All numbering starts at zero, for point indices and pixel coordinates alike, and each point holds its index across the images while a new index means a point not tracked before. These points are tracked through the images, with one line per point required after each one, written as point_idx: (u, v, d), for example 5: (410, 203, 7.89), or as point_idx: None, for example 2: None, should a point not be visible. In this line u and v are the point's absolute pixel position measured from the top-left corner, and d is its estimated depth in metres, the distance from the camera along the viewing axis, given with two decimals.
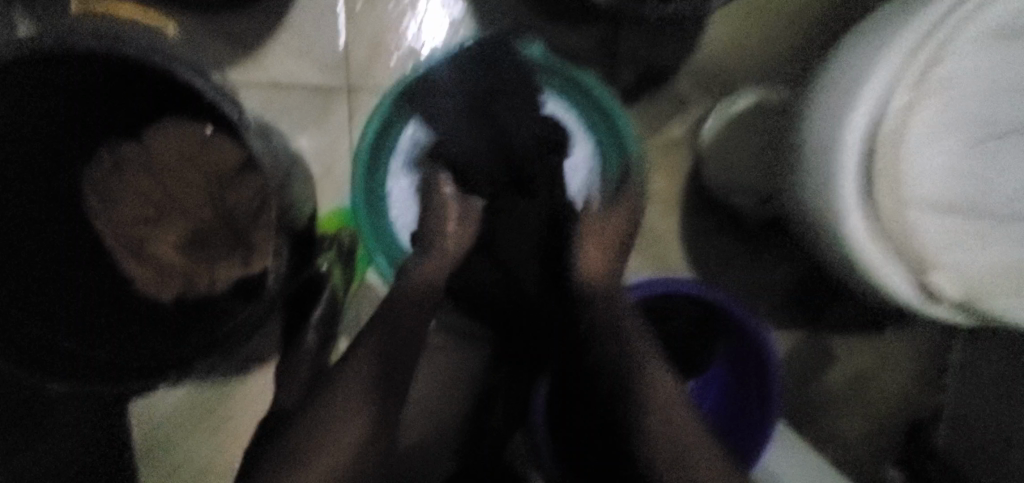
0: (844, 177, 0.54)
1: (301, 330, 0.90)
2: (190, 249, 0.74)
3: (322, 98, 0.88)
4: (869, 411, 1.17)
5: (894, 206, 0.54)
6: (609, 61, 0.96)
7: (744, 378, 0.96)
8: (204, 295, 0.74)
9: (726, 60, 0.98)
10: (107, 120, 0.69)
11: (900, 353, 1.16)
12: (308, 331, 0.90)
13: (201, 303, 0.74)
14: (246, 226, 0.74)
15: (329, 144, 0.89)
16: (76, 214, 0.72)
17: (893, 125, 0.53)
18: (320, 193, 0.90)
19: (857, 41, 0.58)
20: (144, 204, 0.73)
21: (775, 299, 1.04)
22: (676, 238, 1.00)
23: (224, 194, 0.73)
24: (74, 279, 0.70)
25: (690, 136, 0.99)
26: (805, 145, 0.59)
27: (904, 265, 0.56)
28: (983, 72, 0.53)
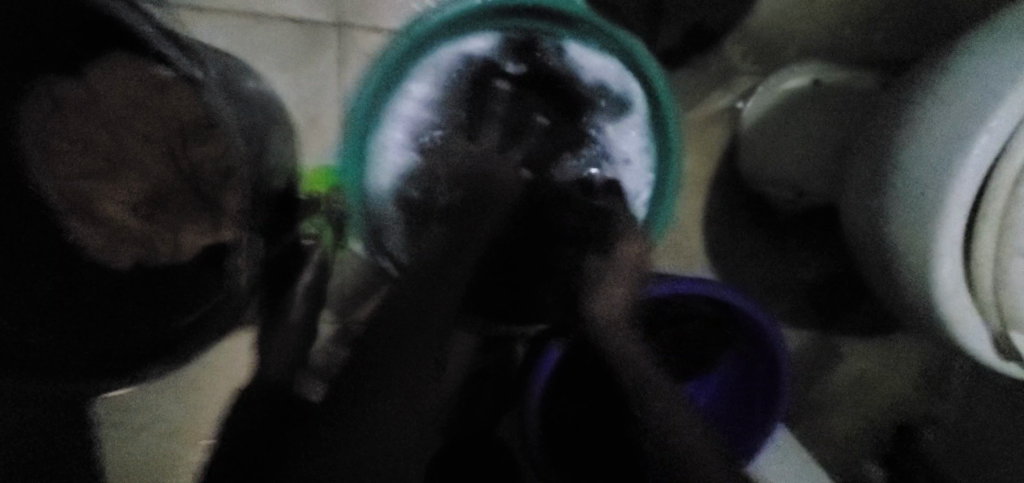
0: (942, 246, 0.58)
1: (281, 300, 0.82)
2: (152, 210, 0.64)
3: (307, 36, 0.76)
4: (865, 414, 1.13)
5: (992, 271, 0.58)
6: (649, 20, 0.83)
7: (750, 383, 0.90)
8: (166, 266, 0.64)
9: (780, 31, 0.86)
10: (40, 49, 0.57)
11: (908, 357, 1.11)
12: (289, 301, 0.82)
13: (164, 275, 0.64)
14: (215, 187, 0.63)
15: (314, 91, 0.77)
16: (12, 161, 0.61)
17: (1000, 196, 0.56)
18: (304, 147, 0.79)
19: (952, 101, 0.60)
20: (95, 157, 0.61)
21: (793, 300, 0.97)
22: (698, 227, 0.91)
23: (188, 150, 0.62)
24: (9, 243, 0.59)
25: (731, 112, 0.88)
26: (898, 203, 0.63)
27: (987, 321, 0.61)
28: None
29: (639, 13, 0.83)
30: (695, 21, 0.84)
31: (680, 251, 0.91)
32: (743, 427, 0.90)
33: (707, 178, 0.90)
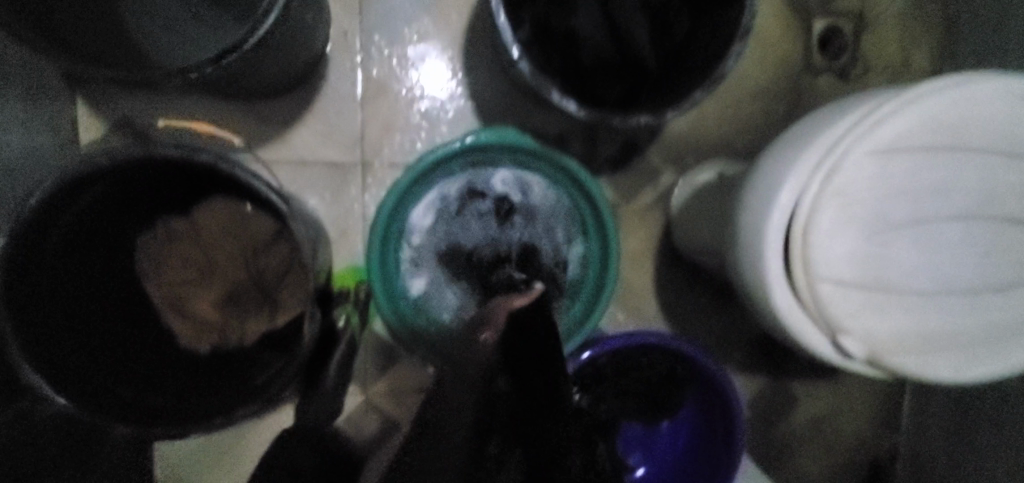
0: (773, 280, 0.66)
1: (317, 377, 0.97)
2: (227, 305, 0.86)
3: (339, 175, 0.99)
4: (833, 453, 1.22)
5: (807, 283, 0.65)
6: (592, 140, 1.07)
7: (711, 422, 1.07)
8: (236, 347, 0.85)
9: (697, 137, 1.12)
10: (165, 197, 0.81)
11: (861, 395, 1.23)
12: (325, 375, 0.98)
13: (234, 354, 0.85)
14: (274, 286, 0.86)
15: (343, 212, 1.00)
16: (134, 278, 0.83)
17: (802, 220, 0.64)
18: (336, 252, 1.01)
19: (780, 149, 0.69)
20: (193, 265, 0.84)
21: (738, 350, 1.16)
22: (648, 292, 1.12)
23: (257, 260, 0.85)
24: (133, 338, 0.79)
25: (661, 203, 1.12)
26: (739, 238, 0.70)
27: (820, 328, 0.67)
28: (877, 182, 0.65)
29: (582, 137, 1.06)
30: (627, 138, 1.09)
31: (636, 311, 1.12)
32: (708, 461, 1.06)
33: (651, 252, 1.12)
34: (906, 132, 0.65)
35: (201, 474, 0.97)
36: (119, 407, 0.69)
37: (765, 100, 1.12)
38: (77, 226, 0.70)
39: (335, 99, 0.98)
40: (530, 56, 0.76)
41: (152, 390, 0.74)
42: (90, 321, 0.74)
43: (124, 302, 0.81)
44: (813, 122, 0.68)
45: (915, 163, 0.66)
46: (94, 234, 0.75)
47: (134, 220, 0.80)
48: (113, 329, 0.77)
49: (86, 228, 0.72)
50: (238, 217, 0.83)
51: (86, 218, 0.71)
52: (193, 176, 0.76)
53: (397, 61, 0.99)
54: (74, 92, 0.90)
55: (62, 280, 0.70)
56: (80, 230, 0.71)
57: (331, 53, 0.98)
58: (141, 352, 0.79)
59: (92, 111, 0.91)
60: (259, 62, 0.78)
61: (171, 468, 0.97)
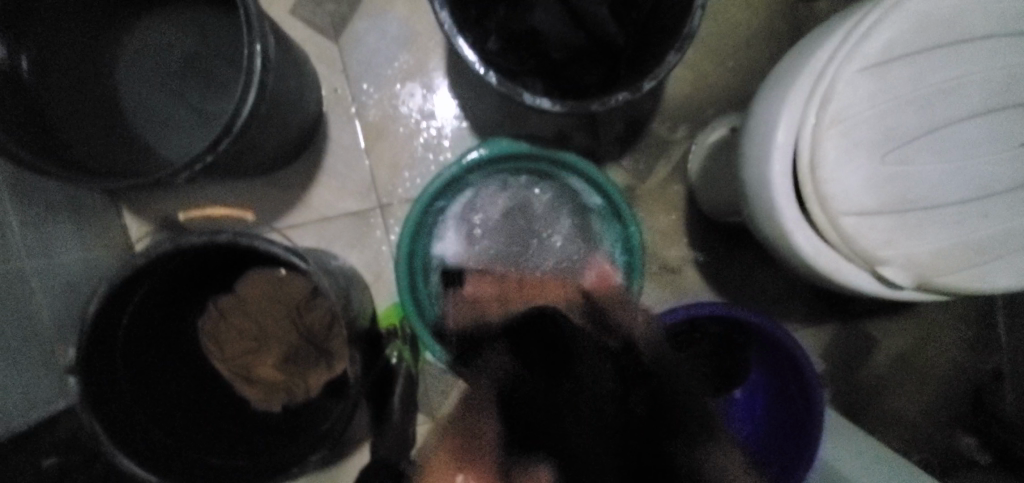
0: (792, 225, 0.63)
1: (384, 415, 1.01)
2: (284, 364, 0.92)
3: (360, 222, 1.04)
4: (928, 388, 1.14)
5: (829, 221, 0.62)
6: (592, 127, 1.06)
7: (782, 378, 1.02)
8: (302, 402, 0.91)
9: (699, 98, 1.09)
10: (209, 279, 0.88)
11: (943, 321, 1.14)
12: (391, 411, 1.02)
13: (301, 408, 0.91)
14: (323, 338, 0.91)
15: (372, 255, 1.04)
16: (199, 357, 0.91)
17: (807, 158, 0.62)
18: (375, 294, 1.04)
19: (768, 91, 0.66)
20: (247, 333, 0.91)
21: (797, 302, 1.11)
22: (686, 263, 1.09)
23: (302, 317, 0.91)
24: (209, 411, 0.87)
25: (679, 172, 1.09)
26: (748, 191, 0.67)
27: (856, 263, 0.64)
28: (876, 100, 0.62)
29: (581, 128, 1.06)
30: (627, 117, 1.08)
31: (678, 286, 1.09)
32: (789, 418, 1.01)
33: (679, 225, 1.09)
34: (895, 42, 0.62)
35: None
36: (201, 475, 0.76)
37: (761, 43, 1.08)
38: (138, 322, 0.79)
39: (339, 152, 1.04)
40: (500, 66, 0.78)
41: (233, 454, 0.80)
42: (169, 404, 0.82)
43: (196, 380, 0.89)
44: (799, 51, 0.66)
45: (913, 70, 0.62)
46: (156, 326, 0.83)
47: (188, 305, 0.89)
48: (191, 407, 0.85)
49: (147, 322, 0.81)
50: (276, 282, 0.90)
51: (144, 314, 0.80)
52: (226, 255, 0.83)
53: (388, 102, 1.04)
54: (117, 204, 1.00)
55: (138, 373, 0.79)
56: (143, 325, 0.80)
57: (326, 111, 1.03)
58: (219, 422, 0.86)
59: (137, 217, 1.01)
60: (259, 138, 0.84)
61: None
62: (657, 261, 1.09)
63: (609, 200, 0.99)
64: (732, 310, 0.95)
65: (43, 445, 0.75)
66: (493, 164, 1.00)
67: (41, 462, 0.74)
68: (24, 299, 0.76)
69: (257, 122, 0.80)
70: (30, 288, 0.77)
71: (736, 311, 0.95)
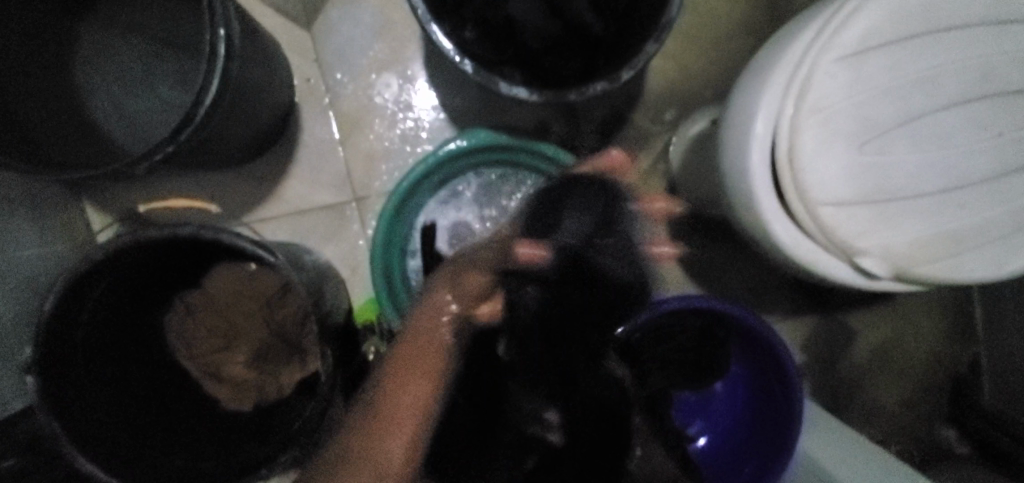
0: (770, 216, 0.62)
1: None
2: (257, 362, 0.89)
3: (336, 215, 1.01)
4: (906, 378, 1.15)
5: (806, 211, 0.61)
6: (573, 118, 1.05)
7: (762, 372, 1.02)
8: (275, 400, 0.88)
9: (679, 89, 1.08)
10: (177, 274, 0.86)
11: (920, 312, 1.15)
12: None
13: (274, 406, 0.88)
14: (296, 334, 0.89)
15: (348, 249, 1.01)
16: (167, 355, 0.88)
17: (785, 147, 0.61)
18: (351, 290, 1.02)
19: (746, 79, 0.65)
20: (218, 331, 0.88)
21: (778, 294, 1.11)
22: (668, 256, 1.08)
23: (274, 313, 0.88)
24: (178, 410, 0.84)
25: (659, 164, 1.08)
26: (725, 182, 0.66)
27: (834, 254, 0.63)
28: (854, 88, 0.61)
29: (561, 119, 1.05)
30: (608, 109, 1.06)
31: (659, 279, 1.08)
32: (769, 411, 1.01)
33: (660, 217, 1.08)
34: (872, 31, 0.61)
35: None
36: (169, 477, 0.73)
37: (741, 34, 1.07)
38: (100, 320, 0.76)
39: (313, 143, 1.01)
40: (476, 54, 0.76)
41: (201, 455, 0.78)
42: (133, 403, 0.79)
43: (163, 378, 0.86)
44: (777, 39, 0.65)
45: (890, 59, 0.62)
46: (119, 323, 0.80)
47: (153, 301, 0.85)
48: (158, 406, 0.82)
49: (109, 319, 0.78)
50: (247, 278, 0.87)
51: (106, 311, 0.76)
52: (192, 249, 0.80)
53: (363, 93, 1.01)
54: (81, 197, 0.96)
55: (99, 372, 0.76)
56: (105, 322, 0.77)
57: (300, 102, 1.00)
58: (186, 423, 0.83)
59: (102, 211, 0.97)
60: (226, 127, 0.81)
61: None
62: None
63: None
64: (714, 303, 0.95)
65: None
66: (469, 154, 0.98)
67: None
68: None
69: (223, 111, 0.77)
70: None
71: (718, 304, 0.95)
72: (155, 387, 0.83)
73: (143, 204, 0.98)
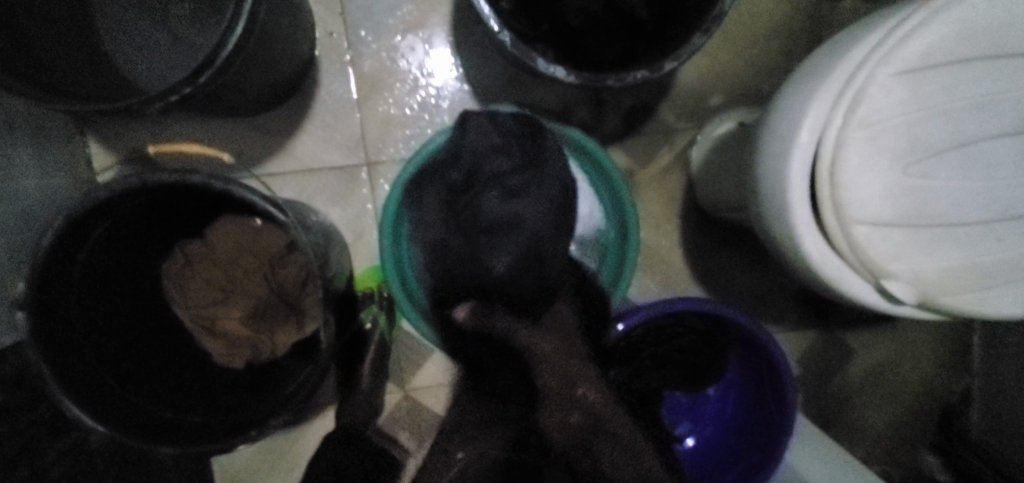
0: (802, 228, 0.60)
1: (354, 381, 0.97)
2: (254, 321, 0.87)
3: (346, 177, 0.98)
4: (897, 402, 1.15)
5: (840, 228, 0.59)
6: (599, 104, 1.02)
7: (758, 381, 1.01)
8: (269, 360, 0.87)
9: (710, 87, 1.04)
10: (179, 221, 0.83)
11: (920, 339, 1.15)
12: (361, 379, 0.97)
13: (268, 366, 0.86)
14: (296, 296, 0.86)
15: (355, 215, 0.98)
16: (163, 303, 0.85)
17: (828, 160, 0.58)
18: (355, 256, 0.99)
19: (795, 83, 0.62)
20: (216, 284, 0.86)
21: (782, 306, 1.10)
22: (678, 257, 1.06)
23: (275, 272, 0.86)
24: (170, 360, 0.82)
25: (681, 162, 1.06)
26: (758, 188, 0.64)
27: (861, 275, 0.62)
28: (906, 107, 0.59)
29: (587, 104, 1.01)
30: (635, 99, 1.03)
31: (665, 277, 1.06)
32: (760, 421, 1.00)
33: (674, 215, 1.06)
34: (934, 49, 0.58)
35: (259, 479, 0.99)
36: (156, 428, 0.71)
37: (779, 37, 1.04)
38: (98, 260, 0.73)
39: (330, 102, 0.97)
40: (514, 26, 0.73)
41: (191, 408, 0.76)
42: (126, 348, 0.77)
43: (157, 326, 0.83)
44: (833, 46, 0.62)
45: (947, 80, 0.59)
46: (117, 265, 0.77)
47: (153, 247, 0.83)
48: (150, 353, 0.80)
49: (107, 260, 0.75)
50: (252, 234, 0.85)
51: (105, 251, 0.74)
52: (198, 197, 0.77)
53: (386, 54, 0.97)
54: (84, 131, 0.93)
55: (93, 314, 0.73)
56: (103, 263, 0.74)
57: (319, 57, 0.96)
58: (177, 373, 0.81)
59: (104, 147, 0.93)
60: (243, 75, 0.77)
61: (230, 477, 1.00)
62: (648, 253, 1.06)
63: (608, 185, 0.95)
64: (720, 308, 0.93)
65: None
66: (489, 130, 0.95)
67: None
68: None
69: (242, 56, 0.73)
70: None
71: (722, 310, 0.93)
72: (149, 335, 0.81)
73: (150, 147, 0.94)
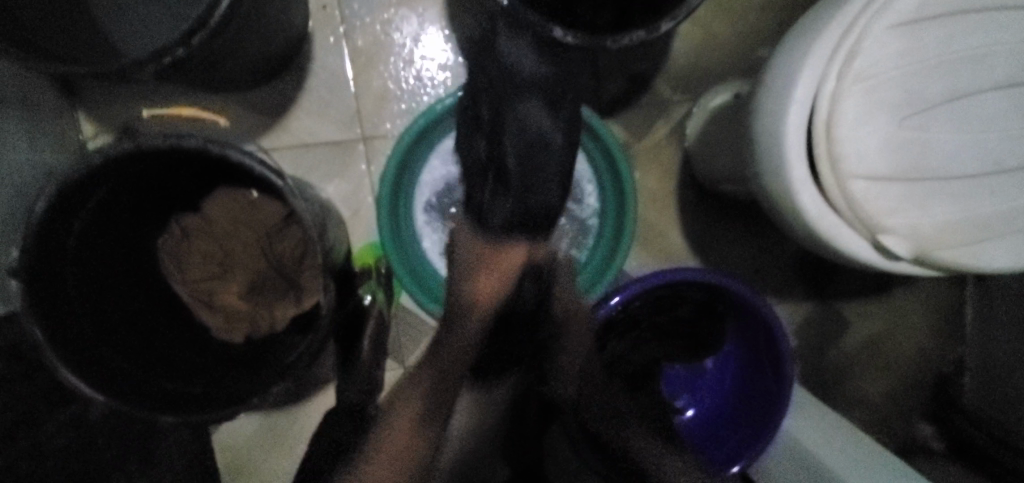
0: (800, 184, 0.60)
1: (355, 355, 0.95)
2: (253, 295, 0.87)
3: (342, 152, 0.97)
4: (891, 372, 1.16)
5: (836, 184, 0.60)
6: (594, 77, 1.02)
7: (757, 351, 1.02)
8: (268, 333, 0.87)
9: (705, 58, 1.04)
10: (175, 193, 0.82)
11: (913, 309, 1.16)
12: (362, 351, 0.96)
13: (268, 339, 0.86)
14: (294, 269, 0.86)
15: (353, 190, 0.98)
16: (160, 277, 0.85)
17: (823, 114, 0.59)
18: (352, 232, 0.99)
19: (791, 41, 0.62)
20: (216, 259, 0.86)
21: (777, 277, 1.11)
22: (675, 230, 1.07)
23: (272, 245, 0.86)
24: (168, 333, 0.81)
25: (676, 134, 1.06)
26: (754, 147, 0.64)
27: (858, 231, 0.62)
28: (901, 60, 0.59)
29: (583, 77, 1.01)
30: (631, 71, 1.03)
31: (664, 250, 1.07)
32: (759, 391, 1.00)
33: (671, 188, 1.06)
34: (925, 4, 0.59)
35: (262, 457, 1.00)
36: (157, 399, 0.71)
37: (774, 7, 1.04)
38: (93, 230, 0.73)
39: (325, 75, 0.96)
40: None
41: (190, 380, 0.76)
42: (123, 320, 0.76)
43: (154, 300, 0.83)
44: (827, 2, 0.62)
45: (940, 34, 0.59)
46: (112, 237, 0.77)
47: (149, 220, 0.82)
48: (148, 326, 0.79)
49: (102, 231, 0.74)
50: (251, 208, 0.84)
51: (100, 222, 0.73)
52: (193, 165, 0.77)
53: (380, 27, 0.96)
54: (74, 106, 0.92)
55: (89, 285, 0.73)
56: (97, 234, 0.74)
57: (314, 30, 0.96)
58: (176, 347, 0.80)
59: (97, 124, 0.93)
60: (236, 43, 0.77)
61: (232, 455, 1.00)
62: (645, 226, 1.06)
63: (608, 158, 0.95)
64: (716, 278, 0.93)
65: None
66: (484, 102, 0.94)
67: None
68: None
69: (235, 23, 0.72)
70: None
71: (717, 278, 0.93)
72: (147, 310, 0.81)
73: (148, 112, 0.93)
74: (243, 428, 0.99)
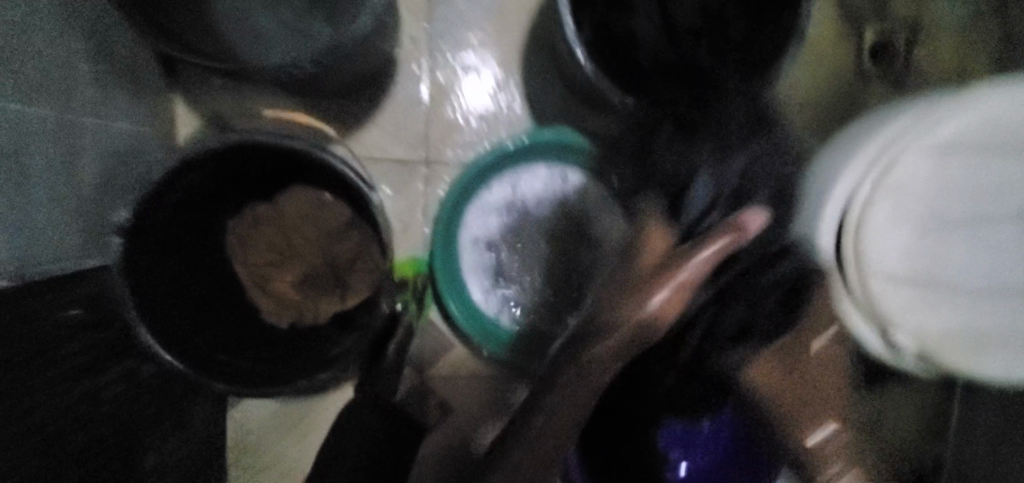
0: (824, 269, 0.70)
1: None
2: (304, 287, 0.93)
3: (405, 170, 1.06)
4: (875, 462, 1.21)
5: (858, 276, 0.68)
6: None
7: (753, 420, 1.08)
8: (310, 325, 0.93)
9: None
10: (258, 181, 0.89)
11: (903, 403, 1.22)
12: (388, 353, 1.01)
13: (309, 330, 0.93)
14: (347, 270, 0.93)
15: (407, 206, 1.06)
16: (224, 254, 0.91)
17: (855, 215, 0.68)
18: (399, 244, 1.06)
19: (838, 145, 0.72)
20: (276, 248, 0.92)
21: None
22: None
23: (332, 244, 0.93)
24: (223, 309, 0.87)
25: None
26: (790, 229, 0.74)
27: (871, 322, 0.70)
28: (932, 180, 0.68)
29: None
30: None
31: None
32: None
33: None
34: (964, 133, 0.67)
35: (273, 441, 1.05)
36: (212, 367, 0.76)
37: (812, 109, 1.14)
38: (185, 204, 0.79)
39: (402, 100, 1.06)
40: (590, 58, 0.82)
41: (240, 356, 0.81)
42: (190, 289, 0.82)
43: (218, 275, 0.89)
44: (872, 120, 0.72)
45: (972, 163, 0.68)
46: (198, 213, 0.84)
47: (229, 202, 0.89)
48: (208, 298, 0.85)
49: (192, 206, 0.81)
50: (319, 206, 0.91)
51: (192, 197, 0.80)
52: (285, 160, 0.84)
53: (461, 66, 1.06)
54: (173, 88, 1.01)
55: (170, 252, 0.79)
56: (188, 208, 0.81)
57: (402, 58, 1.05)
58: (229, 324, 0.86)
59: (190, 108, 1.01)
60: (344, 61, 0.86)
61: (244, 434, 1.05)
62: None
63: None
64: None
65: (71, 295, 0.71)
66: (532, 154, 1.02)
67: (66, 310, 0.70)
68: (72, 151, 0.75)
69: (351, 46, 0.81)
70: (81, 142, 0.77)
71: None
72: (210, 283, 0.87)
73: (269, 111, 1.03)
74: (259, 410, 1.05)
